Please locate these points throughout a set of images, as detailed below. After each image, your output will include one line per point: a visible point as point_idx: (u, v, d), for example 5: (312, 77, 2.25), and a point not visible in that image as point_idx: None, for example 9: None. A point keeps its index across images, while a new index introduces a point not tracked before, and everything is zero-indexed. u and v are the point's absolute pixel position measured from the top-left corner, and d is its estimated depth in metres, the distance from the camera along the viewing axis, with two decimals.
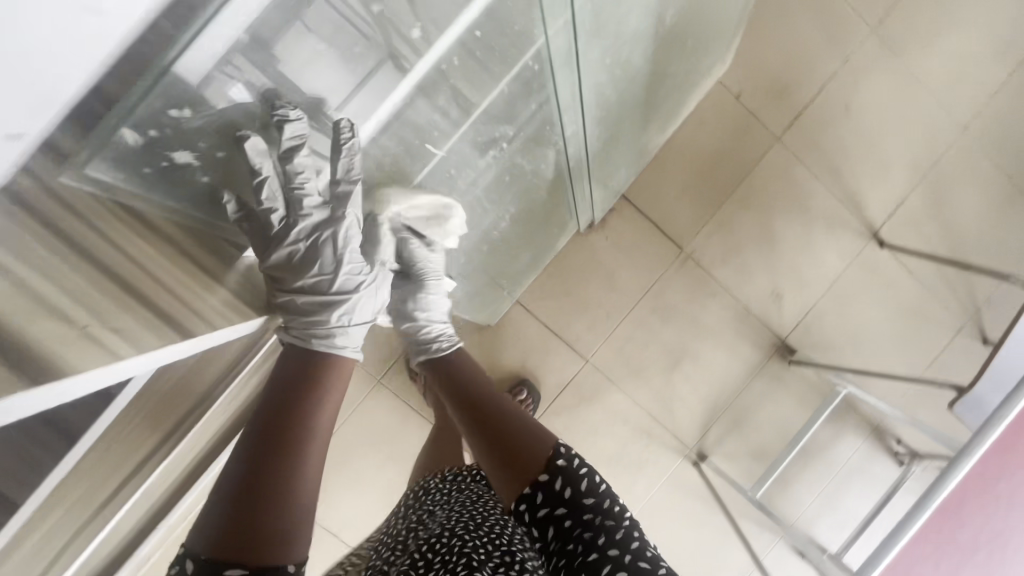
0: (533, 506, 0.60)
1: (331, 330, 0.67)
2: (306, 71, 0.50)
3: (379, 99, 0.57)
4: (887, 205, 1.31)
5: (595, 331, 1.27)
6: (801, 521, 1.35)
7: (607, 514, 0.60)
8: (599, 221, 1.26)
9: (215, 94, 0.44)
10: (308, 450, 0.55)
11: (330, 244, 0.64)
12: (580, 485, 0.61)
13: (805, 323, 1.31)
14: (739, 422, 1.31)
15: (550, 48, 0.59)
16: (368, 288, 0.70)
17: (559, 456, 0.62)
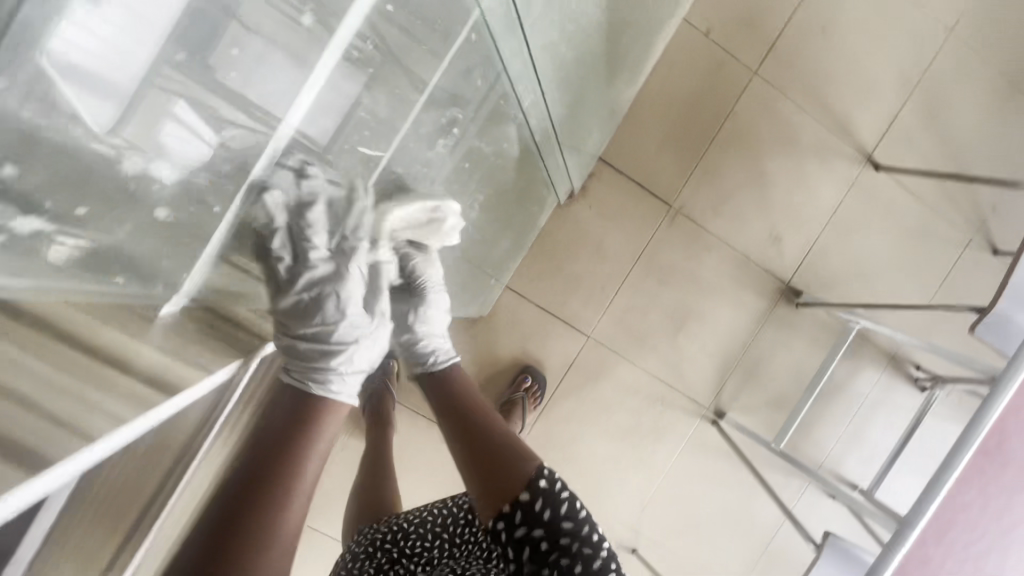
0: (510, 526, 0.58)
1: (329, 374, 0.63)
2: (255, 77, 0.37)
3: (322, 91, 0.43)
4: (879, 125, 1.24)
5: (592, 304, 1.21)
6: (828, 462, 1.32)
7: (585, 542, 0.59)
8: (580, 190, 1.19)
9: (139, 119, 0.31)
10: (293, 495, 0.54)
11: (333, 299, 0.60)
12: (560, 509, 0.59)
13: (808, 262, 1.25)
14: (753, 374, 1.27)
15: (487, 17, 0.54)
16: (366, 338, 0.67)
17: (541, 477, 0.60)
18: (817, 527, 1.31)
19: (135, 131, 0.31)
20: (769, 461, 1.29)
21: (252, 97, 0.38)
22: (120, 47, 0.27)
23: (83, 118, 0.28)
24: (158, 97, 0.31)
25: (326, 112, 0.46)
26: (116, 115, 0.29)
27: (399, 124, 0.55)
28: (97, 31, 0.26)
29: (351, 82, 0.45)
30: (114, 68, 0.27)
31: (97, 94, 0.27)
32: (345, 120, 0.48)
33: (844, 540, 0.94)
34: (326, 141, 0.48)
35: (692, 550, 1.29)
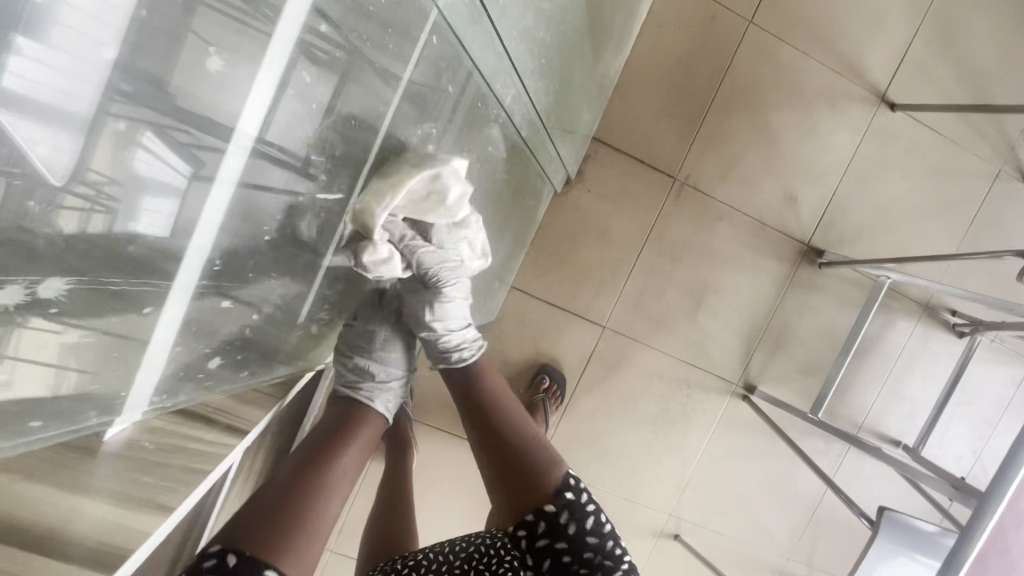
0: (533, 535, 0.58)
1: (375, 388, 0.68)
2: (219, 91, 0.37)
3: (287, 98, 0.42)
4: (891, 60, 1.14)
5: (603, 293, 1.15)
6: (868, 422, 1.27)
7: (607, 555, 0.59)
8: (576, 175, 1.11)
9: (103, 149, 0.33)
10: (331, 497, 0.54)
11: (395, 342, 0.72)
12: (586, 523, 0.58)
13: (828, 218, 1.17)
14: (781, 343, 1.20)
15: (449, 13, 0.47)
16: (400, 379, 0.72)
17: (568, 488, 0.59)
18: (863, 491, 1.24)
19: (107, 164, 0.33)
20: (807, 431, 1.23)
21: (208, 116, 0.37)
22: (69, 81, 0.29)
23: (52, 158, 0.30)
24: (117, 127, 0.33)
25: (300, 120, 0.44)
26: (75, 149, 0.31)
27: (374, 131, 0.53)
28: (39, 67, 0.28)
29: (319, 87, 0.44)
30: (66, 99, 0.30)
31: (51, 126, 0.30)
32: (320, 128, 0.47)
33: (900, 513, 0.89)
34: (301, 154, 0.47)
35: (735, 529, 1.25)
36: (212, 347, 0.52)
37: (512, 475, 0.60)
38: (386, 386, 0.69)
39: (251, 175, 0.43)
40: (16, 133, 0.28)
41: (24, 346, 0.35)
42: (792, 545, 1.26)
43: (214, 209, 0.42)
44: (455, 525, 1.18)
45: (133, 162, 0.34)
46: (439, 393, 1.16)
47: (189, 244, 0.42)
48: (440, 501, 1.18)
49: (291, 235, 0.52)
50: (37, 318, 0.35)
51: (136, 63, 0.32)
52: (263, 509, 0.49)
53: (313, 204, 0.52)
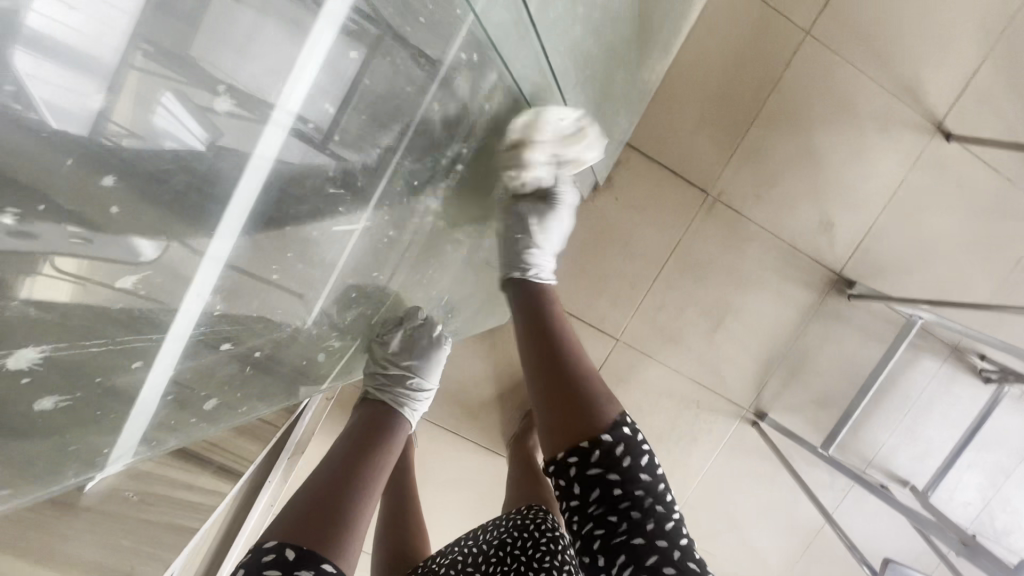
0: (584, 463, 0.54)
1: (405, 399, 0.72)
2: (253, 53, 0.49)
3: (310, 68, 0.52)
4: (954, 87, 1.07)
5: (620, 305, 1.11)
6: (878, 459, 1.24)
7: (658, 499, 0.53)
8: (606, 182, 1.06)
9: (124, 102, 0.45)
10: (366, 504, 0.52)
11: (425, 350, 0.75)
12: (639, 461, 0.54)
13: (864, 248, 1.11)
14: (798, 372, 1.16)
15: (484, 26, 0.52)
16: (427, 399, 0.75)
17: (624, 423, 0.56)
18: (863, 528, 1.21)
19: (128, 116, 0.45)
20: (815, 463, 1.20)
21: (249, 87, 0.50)
22: (89, 34, 0.42)
23: (85, 105, 0.44)
24: (139, 79, 0.45)
25: (321, 92, 0.53)
26: (99, 96, 0.44)
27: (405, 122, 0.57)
28: (62, 19, 0.41)
29: (346, 59, 0.52)
30: (77, 41, 0.42)
31: (74, 68, 0.42)
32: (345, 102, 0.54)
33: (905, 566, 0.88)
34: (326, 127, 0.55)
35: (728, 553, 1.23)
36: (207, 390, 0.59)
37: (566, 409, 0.58)
38: (419, 396, 0.74)
39: (278, 127, 0.53)
40: (18, 66, 0.40)
41: (38, 287, 0.44)
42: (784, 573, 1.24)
43: (252, 166, 0.53)
44: (447, 523, 1.18)
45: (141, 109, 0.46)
46: (443, 391, 1.14)
47: (198, 268, 0.52)
48: (434, 498, 1.17)
49: (316, 243, 0.58)
50: (59, 259, 0.44)
51: (168, 39, 0.45)
52: (314, 505, 0.48)
53: (341, 191, 0.58)
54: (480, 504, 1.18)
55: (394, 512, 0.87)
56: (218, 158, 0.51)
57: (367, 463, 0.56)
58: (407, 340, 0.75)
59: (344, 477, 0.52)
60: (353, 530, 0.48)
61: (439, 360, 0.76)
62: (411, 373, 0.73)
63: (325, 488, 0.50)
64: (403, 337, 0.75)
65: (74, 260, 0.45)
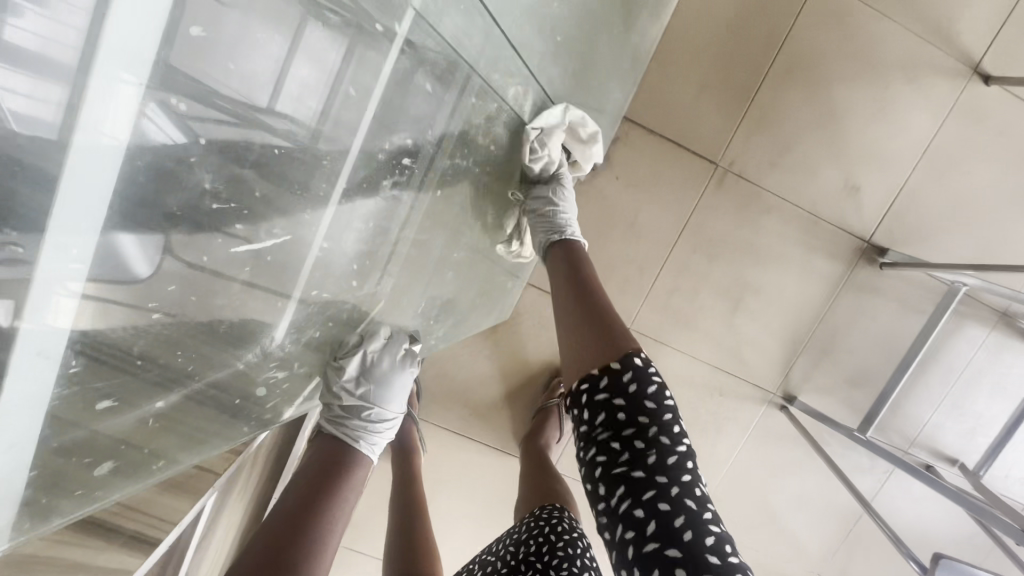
0: (594, 388, 0.52)
1: (358, 432, 0.66)
2: (239, 62, 0.42)
3: (293, 65, 0.46)
4: (990, 23, 0.96)
5: (630, 292, 1.04)
6: (921, 438, 1.14)
7: (664, 431, 0.49)
8: (605, 160, 0.98)
9: (116, 112, 0.36)
10: (321, 555, 0.54)
11: (382, 374, 0.67)
12: (648, 390, 0.51)
13: (896, 211, 1.01)
14: (829, 350, 1.07)
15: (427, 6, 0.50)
16: (389, 430, 0.69)
17: (636, 354, 0.52)
18: (909, 514, 1.13)
19: (115, 125, 0.36)
20: (853, 447, 1.11)
21: (237, 81, 0.43)
22: (62, 38, 0.32)
23: (54, 111, 0.33)
24: (133, 91, 0.36)
25: (306, 91, 0.48)
26: (73, 99, 0.34)
27: (364, 122, 0.53)
28: (40, 23, 0.31)
29: (328, 53, 0.47)
30: (58, 53, 0.32)
31: (40, 78, 0.32)
32: (326, 107, 0.50)
33: (959, 560, 0.80)
34: (313, 125, 0.49)
35: (761, 543, 1.17)
36: None
37: (587, 332, 0.58)
38: (377, 428, 0.67)
39: (234, 145, 0.44)
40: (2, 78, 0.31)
41: (60, 316, 0.36)
42: (824, 562, 1.18)
43: (76, 181, 0.35)
44: (465, 525, 1.14)
45: (96, 121, 0.35)
46: (448, 393, 1.09)
47: (127, 296, 0.41)
48: (449, 502, 1.13)
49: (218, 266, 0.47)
50: (77, 282, 0.37)
51: (191, 45, 0.39)
52: (264, 563, 0.49)
53: (230, 206, 0.46)
54: (496, 505, 1.14)
55: (401, 535, 0.82)
56: (43, 168, 0.33)
57: (326, 508, 0.58)
58: (364, 363, 0.67)
59: (285, 544, 0.52)
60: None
61: (405, 381, 0.70)
62: (368, 404, 0.67)
63: (276, 543, 0.52)
64: (357, 361, 0.66)
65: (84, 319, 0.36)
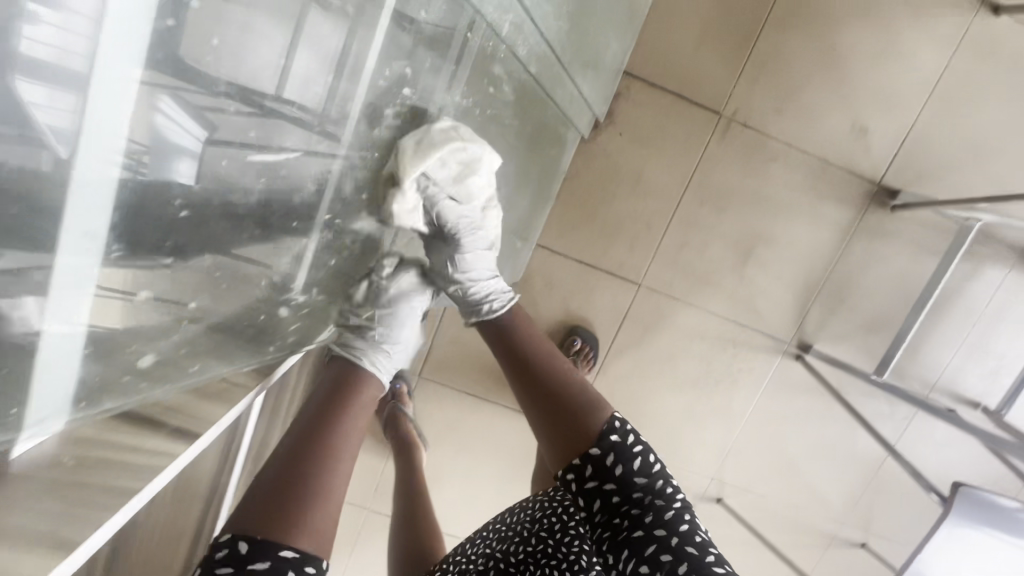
0: (580, 478, 0.51)
1: (367, 351, 0.61)
2: (254, 61, 0.33)
3: (301, 51, 0.37)
4: None
5: (638, 248, 1.04)
6: (940, 383, 1.14)
7: (658, 494, 0.50)
8: (607, 117, 0.99)
9: (135, 124, 0.28)
10: (339, 471, 0.48)
11: (392, 294, 0.65)
12: (633, 465, 0.51)
13: (906, 150, 1.00)
14: (843, 296, 1.07)
15: None
16: (395, 353, 0.64)
17: (612, 431, 0.52)
18: (931, 457, 1.13)
19: (132, 136, 0.29)
20: (872, 393, 1.11)
21: (246, 76, 0.33)
22: (73, 43, 0.24)
23: (66, 132, 0.26)
24: (146, 96, 0.28)
25: (313, 77, 0.39)
26: (92, 118, 0.26)
27: (363, 112, 0.46)
28: (53, 29, 0.23)
29: (332, 34, 0.39)
30: (69, 63, 0.24)
31: (53, 92, 0.24)
32: (336, 90, 0.42)
33: (981, 489, 0.81)
34: (320, 112, 0.42)
35: (782, 494, 1.18)
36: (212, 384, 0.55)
37: (558, 416, 0.55)
38: (385, 350, 0.63)
39: (248, 148, 0.37)
40: (20, 99, 0.23)
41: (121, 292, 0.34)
42: (846, 509, 1.18)
43: (85, 204, 0.28)
44: (488, 485, 1.18)
45: (106, 143, 0.28)
46: (465, 357, 1.11)
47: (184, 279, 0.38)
48: (470, 463, 1.17)
49: (231, 231, 0.40)
50: (130, 274, 0.33)
51: (202, 47, 0.30)
52: (278, 479, 0.45)
53: (236, 175, 0.37)
54: (517, 465, 1.16)
55: (403, 519, 0.85)
56: (67, 199, 0.27)
57: (343, 424, 0.52)
58: (376, 286, 0.64)
59: (301, 458, 0.47)
60: (324, 502, 0.45)
61: (420, 299, 0.68)
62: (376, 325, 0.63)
63: (289, 458, 0.46)
64: (369, 280, 0.63)
65: (125, 273, 0.33)
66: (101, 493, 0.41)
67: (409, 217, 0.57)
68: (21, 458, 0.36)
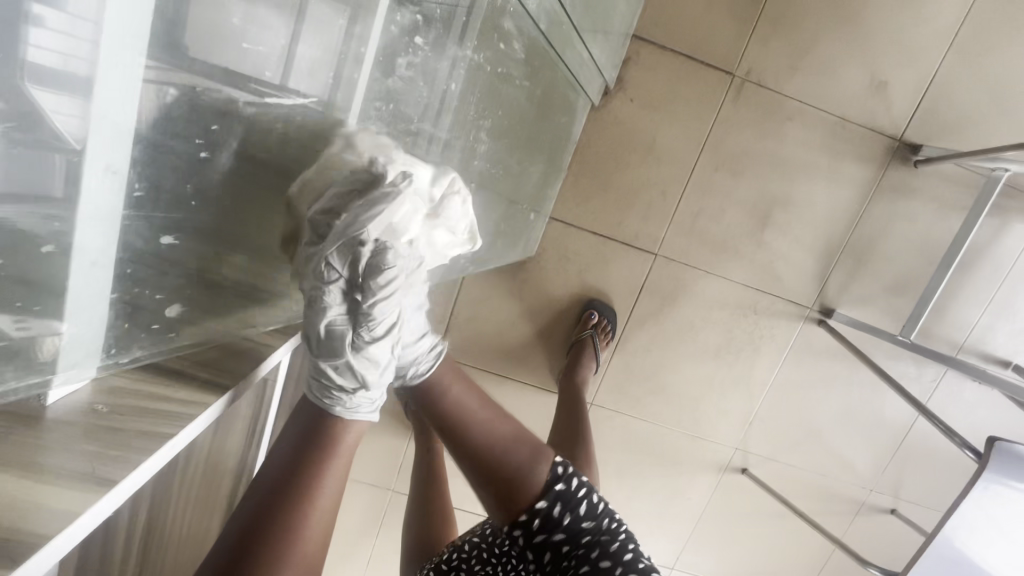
0: (530, 532, 0.56)
1: (339, 398, 0.51)
2: (251, 53, 0.33)
3: (301, 48, 0.37)
4: None
5: (654, 217, 1.03)
6: (969, 343, 1.11)
7: (603, 530, 0.59)
8: (617, 83, 0.97)
9: (145, 121, 0.31)
10: (320, 508, 0.48)
11: (355, 327, 0.46)
12: (579, 509, 0.57)
13: (928, 102, 0.97)
14: (866, 257, 1.05)
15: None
16: (363, 397, 0.52)
17: (558, 480, 0.56)
18: (961, 417, 1.10)
19: (144, 132, 0.31)
20: (898, 356, 1.08)
21: (252, 73, 0.34)
22: (79, 46, 0.26)
23: (80, 130, 0.28)
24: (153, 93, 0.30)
25: (317, 69, 0.39)
26: (102, 118, 0.28)
27: (367, 93, 0.44)
28: (59, 35, 0.25)
29: (331, 29, 0.38)
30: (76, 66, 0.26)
31: (67, 94, 0.27)
32: (343, 74, 0.41)
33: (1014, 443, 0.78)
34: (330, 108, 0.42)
35: (808, 461, 1.16)
36: (235, 355, 0.56)
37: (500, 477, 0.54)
38: (354, 397, 0.51)
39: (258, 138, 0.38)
40: (37, 103, 0.26)
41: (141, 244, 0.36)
42: (875, 475, 1.17)
43: (107, 191, 0.31)
44: None
45: (117, 139, 0.30)
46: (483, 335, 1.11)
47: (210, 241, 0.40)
48: None
49: (253, 211, 0.42)
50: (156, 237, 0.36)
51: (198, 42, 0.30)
52: (249, 532, 0.45)
53: (244, 165, 0.38)
54: None
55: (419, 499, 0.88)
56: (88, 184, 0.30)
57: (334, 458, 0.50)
58: (346, 304, 0.45)
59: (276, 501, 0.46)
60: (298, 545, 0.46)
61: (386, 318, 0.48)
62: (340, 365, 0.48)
63: (266, 501, 0.46)
64: (320, 302, 0.45)
65: (155, 240, 0.36)
66: (149, 438, 0.43)
67: (362, 257, 0.43)
68: (57, 404, 0.41)
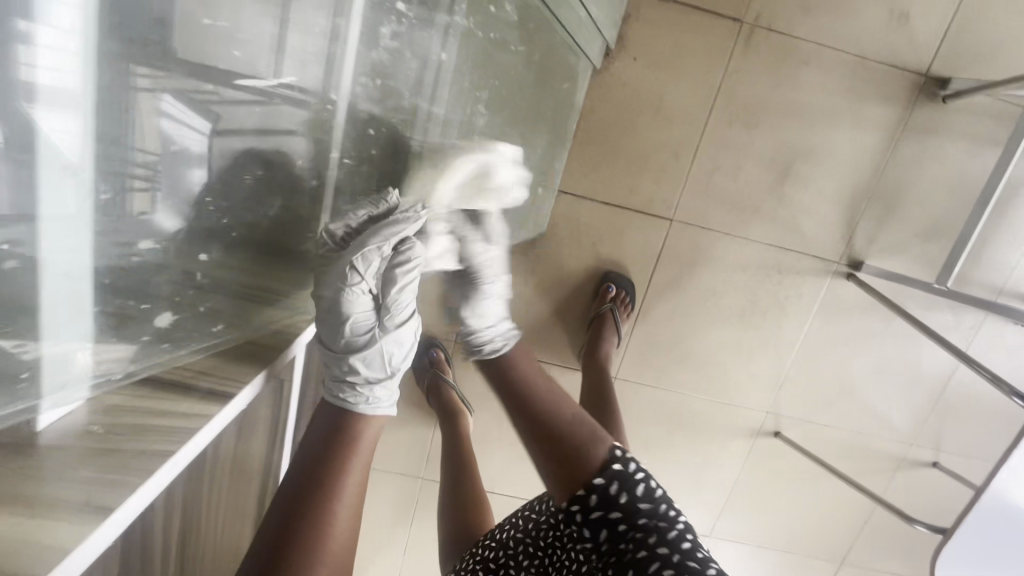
0: (585, 509, 0.53)
1: (360, 386, 0.62)
2: (237, 54, 0.38)
3: (288, 37, 0.42)
4: None
5: (666, 182, 0.99)
6: (1009, 285, 1.05)
7: (660, 518, 0.54)
8: (617, 43, 0.92)
9: (139, 127, 0.34)
10: (333, 515, 0.53)
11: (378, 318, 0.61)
12: (636, 492, 0.54)
13: (954, 32, 0.91)
14: (894, 204, 0.99)
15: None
16: (379, 385, 0.63)
17: (614, 460, 0.54)
18: (1004, 363, 1.06)
19: (137, 137, 0.34)
20: (933, 305, 1.04)
21: (237, 72, 0.39)
22: (64, 57, 0.29)
23: (71, 137, 0.30)
24: (146, 99, 0.33)
25: (301, 62, 0.44)
26: (92, 123, 0.31)
27: (353, 85, 0.50)
28: (50, 50, 0.28)
29: (318, 19, 0.44)
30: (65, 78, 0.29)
31: (55, 105, 0.29)
32: (328, 64, 0.47)
33: None
34: (315, 91, 0.47)
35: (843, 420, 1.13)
36: None
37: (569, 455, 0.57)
38: (373, 385, 0.63)
39: (242, 131, 0.42)
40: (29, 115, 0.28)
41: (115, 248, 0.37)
42: (915, 429, 1.13)
43: (94, 196, 0.33)
44: None
45: (106, 142, 0.32)
46: None
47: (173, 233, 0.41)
48: None
49: (229, 203, 0.45)
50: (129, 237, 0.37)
51: (198, 49, 0.35)
52: (274, 538, 0.50)
53: (230, 159, 0.42)
54: None
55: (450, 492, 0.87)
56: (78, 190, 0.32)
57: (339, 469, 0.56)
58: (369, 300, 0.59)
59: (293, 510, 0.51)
60: (318, 546, 0.51)
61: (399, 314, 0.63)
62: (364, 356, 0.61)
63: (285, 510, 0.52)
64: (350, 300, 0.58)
65: (139, 234, 0.38)
66: None
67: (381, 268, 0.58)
68: (49, 428, 0.42)
